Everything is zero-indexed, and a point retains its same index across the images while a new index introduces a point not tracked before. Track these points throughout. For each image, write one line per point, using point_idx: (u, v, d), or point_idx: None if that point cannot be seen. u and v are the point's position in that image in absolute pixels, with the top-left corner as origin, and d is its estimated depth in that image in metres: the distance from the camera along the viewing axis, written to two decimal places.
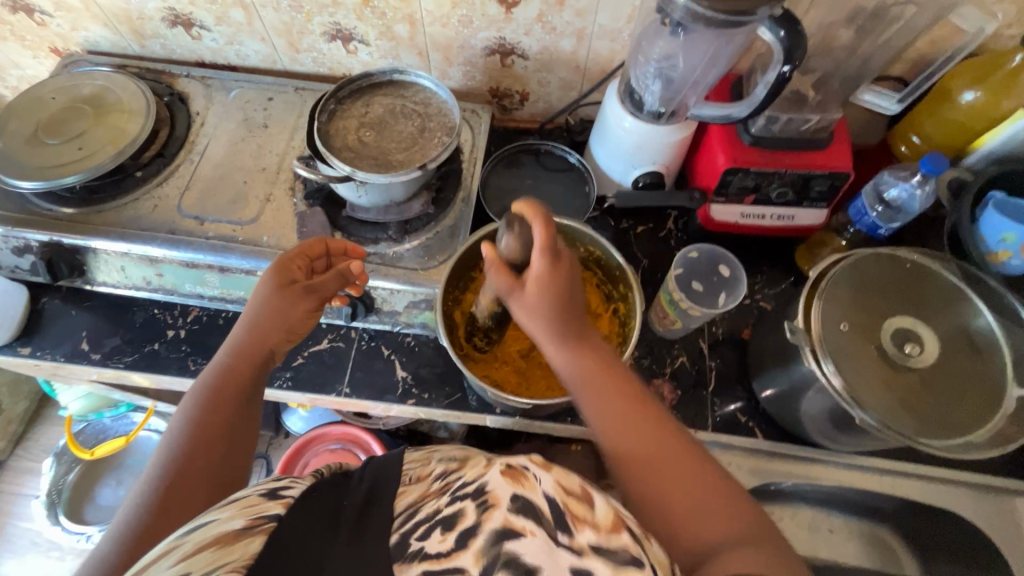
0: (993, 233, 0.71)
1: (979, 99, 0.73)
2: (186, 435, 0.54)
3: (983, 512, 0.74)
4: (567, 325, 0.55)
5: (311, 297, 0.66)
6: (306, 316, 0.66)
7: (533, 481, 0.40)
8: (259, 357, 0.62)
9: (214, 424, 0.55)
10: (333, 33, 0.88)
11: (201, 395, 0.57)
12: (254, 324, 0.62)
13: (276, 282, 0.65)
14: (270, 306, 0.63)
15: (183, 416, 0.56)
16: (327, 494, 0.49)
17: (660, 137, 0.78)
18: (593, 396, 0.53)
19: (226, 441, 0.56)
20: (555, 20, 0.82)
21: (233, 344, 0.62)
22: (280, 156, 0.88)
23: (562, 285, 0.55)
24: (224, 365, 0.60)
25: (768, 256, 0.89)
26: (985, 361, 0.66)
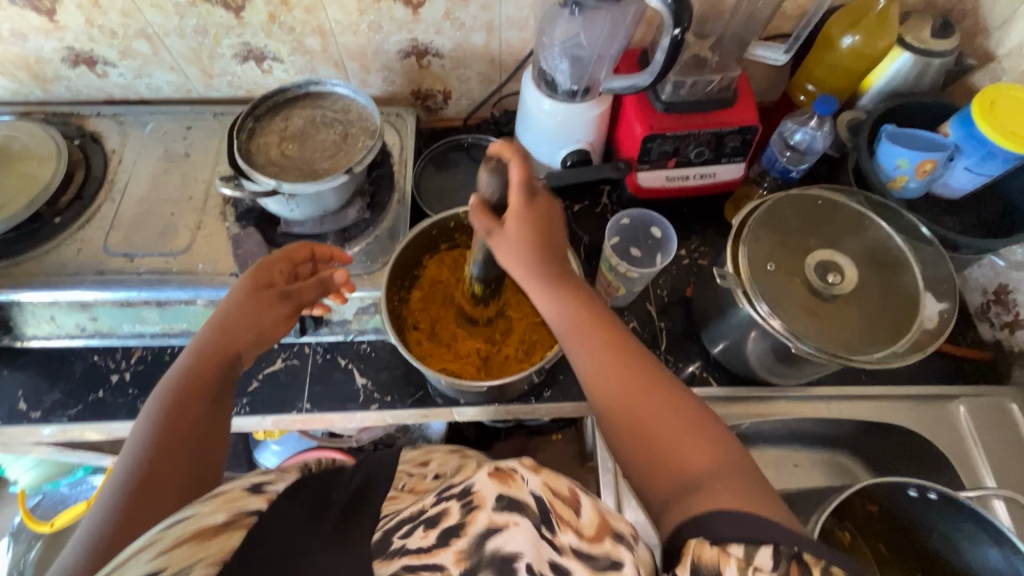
0: (889, 161, 0.76)
1: (858, 42, 0.79)
2: (153, 433, 0.51)
3: (923, 420, 0.80)
4: (545, 263, 0.57)
5: (284, 303, 0.66)
6: (281, 318, 0.65)
7: (520, 481, 0.40)
8: (227, 358, 0.59)
9: (184, 417, 0.53)
10: (244, 54, 0.87)
11: (168, 394, 0.54)
12: (222, 327, 0.61)
13: (251, 285, 0.65)
14: (242, 305, 0.63)
15: (148, 418, 0.53)
16: (319, 484, 0.48)
17: (579, 114, 0.81)
18: (579, 347, 0.54)
19: (195, 439, 0.53)
20: (462, 16, 0.84)
21: (200, 345, 0.60)
22: (207, 183, 0.86)
23: (540, 219, 0.55)
24: (190, 366, 0.57)
25: (699, 216, 0.94)
26: (897, 275, 0.71)
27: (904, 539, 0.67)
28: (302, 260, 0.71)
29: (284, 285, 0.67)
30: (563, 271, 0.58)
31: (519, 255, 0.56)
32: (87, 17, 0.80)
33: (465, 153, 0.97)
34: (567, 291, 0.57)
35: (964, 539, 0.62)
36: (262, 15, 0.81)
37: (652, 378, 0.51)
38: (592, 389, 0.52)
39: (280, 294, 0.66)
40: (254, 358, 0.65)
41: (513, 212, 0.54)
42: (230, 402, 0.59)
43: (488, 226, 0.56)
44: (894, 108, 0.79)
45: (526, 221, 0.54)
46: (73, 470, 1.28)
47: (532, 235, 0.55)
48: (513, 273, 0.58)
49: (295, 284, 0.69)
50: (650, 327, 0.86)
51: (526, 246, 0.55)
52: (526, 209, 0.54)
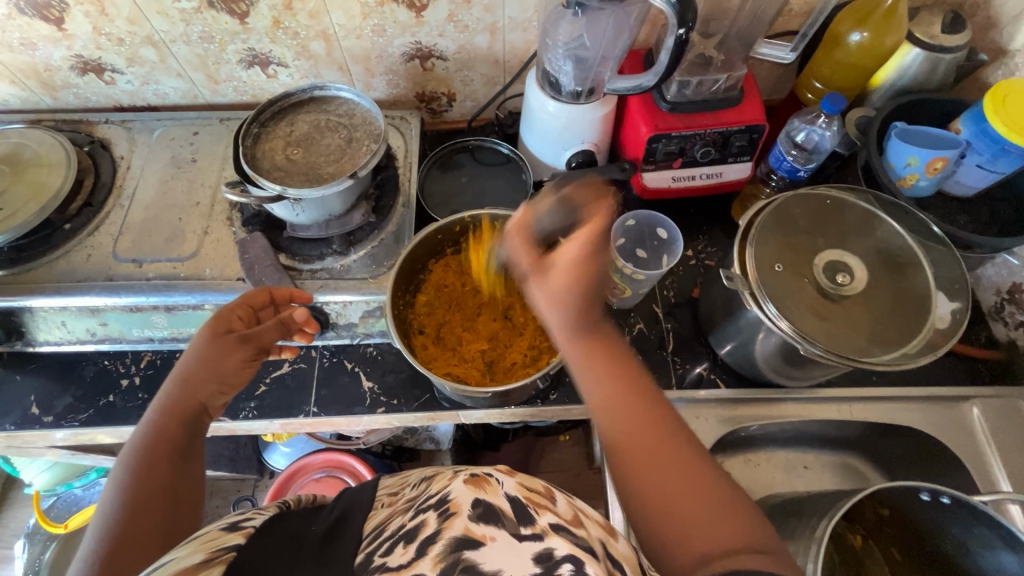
0: (899, 159, 0.75)
1: (865, 39, 0.78)
2: (124, 496, 0.49)
3: (935, 422, 0.79)
4: (586, 307, 0.53)
5: (247, 347, 0.64)
6: (245, 362, 0.63)
7: (495, 485, 0.40)
8: (189, 412, 0.57)
9: (152, 478, 0.50)
10: (249, 60, 0.88)
11: (133, 457, 0.52)
12: (184, 382, 0.58)
13: (211, 332, 0.63)
14: (202, 355, 0.60)
15: (114, 485, 0.50)
16: (295, 519, 0.48)
17: (583, 115, 0.81)
18: (604, 395, 0.50)
19: (169, 491, 0.51)
20: (466, 18, 0.84)
21: (162, 403, 0.57)
22: (214, 188, 0.87)
23: (594, 269, 0.53)
24: (153, 428, 0.54)
25: (706, 216, 0.93)
26: (908, 275, 0.70)
27: (917, 543, 0.66)
28: (261, 304, 0.69)
29: (247, 328, 0.65)
30: (599, 328, 0.54)
31: (555, 297, 0.53)
32: (94, 24, 0.81)
33: (470, 155, 0.97)
34: (587, 330, 0.53)
35: (978, 543, 0.60)
36: (266, 21, 0.82)
37: (666, 432, 0.47)
38: (617, 448, 0.48)
39: (240, 338, 0.64)
40: (218, 409, 0.63)
41: (568, 261, 0.53)
42: (201, 454, 0.57)
43: (539, 264, 0.56)
44: (904, 105, 0.78)
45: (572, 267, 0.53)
46: (87, 472, 1.30)
47: (564, 292, 0.53)
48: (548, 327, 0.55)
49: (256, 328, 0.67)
50: (656, 329, 0.86)
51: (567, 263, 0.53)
52: (580, 257, 0.53)
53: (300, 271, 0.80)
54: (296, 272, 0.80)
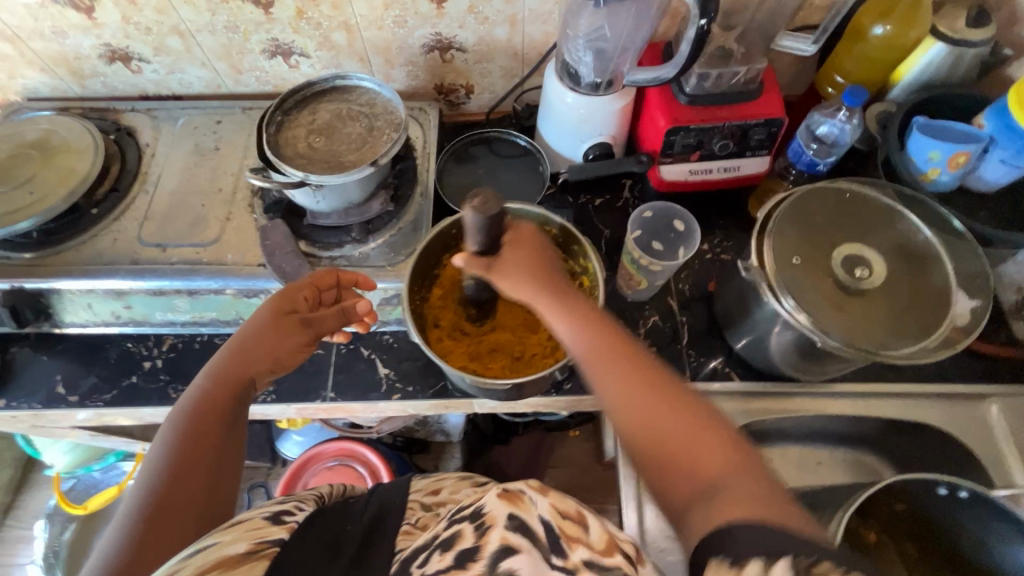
0: (920, 153, 0.74)
1: (889, 31, 0.78)
2: (172, 457, 0.50)
3: (953, 418, 0.78)
4: (552, 283, 0.58)
5: (305, 330, 0.66)
6: (298, 344, 0.65)
7: (529, 503, 0.40)
8: (242, 383, 0.59)
9: (200, 444, 0.52)
10: (272, 50, 0.89)
11: (183, 418, 0.53)
12: (239, 353, 0.60)
13: (273, 310, 0.65)
14: (263, 329, 0.63)
15: (161, 444, 0.52)
16: (336, 517, 0.49)
17: (601, 107, 0.81)
18: (605, 367, 0.51)
19: (212, 460, 0.52)
20: (486, 9, 0.84)
21: (216, 369, 0.59)
22: (236, 175, 0.88)
23: (531, 246, 0.61)
24: (203, 391, 0.56)
25: (723, 211, 0.93)
26: (928, 270, 0.70)
27: (931, 539, 0.66)
28: (326, 286, 0.71)
29: (307, 312, 0.68)
30: (578, 298, 0.58)
31: (524, 278, 0.59)
32: (123, 14, 0.83)
33: (487, 147, 0.98)
34: (581, 317, 0.55)
35: (996, 540, 0.60)
36: (290, 11, 0.83)
37: (676, 399, 0.47)
38: (616, 414, 0.49)
39: (301, 321, 0.66)
40: (265, 385, 0.64)
41: (522, 237, 0.62)
42: (246, 424, 0.58)
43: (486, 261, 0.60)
44: (924, 100, 0.78)
45: (522, 245, 0.61)
46: (105, 455, 1.33)
47: (524, 269, 0.59)
48: (521, 299, 0.59)
49: (316, 312, 0.69)
50: (671, 322, 0.86)
51: (525, 267, 0.59)
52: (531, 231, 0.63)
53: (319, 259, 0.81)
54: (315, 260, 0.81)
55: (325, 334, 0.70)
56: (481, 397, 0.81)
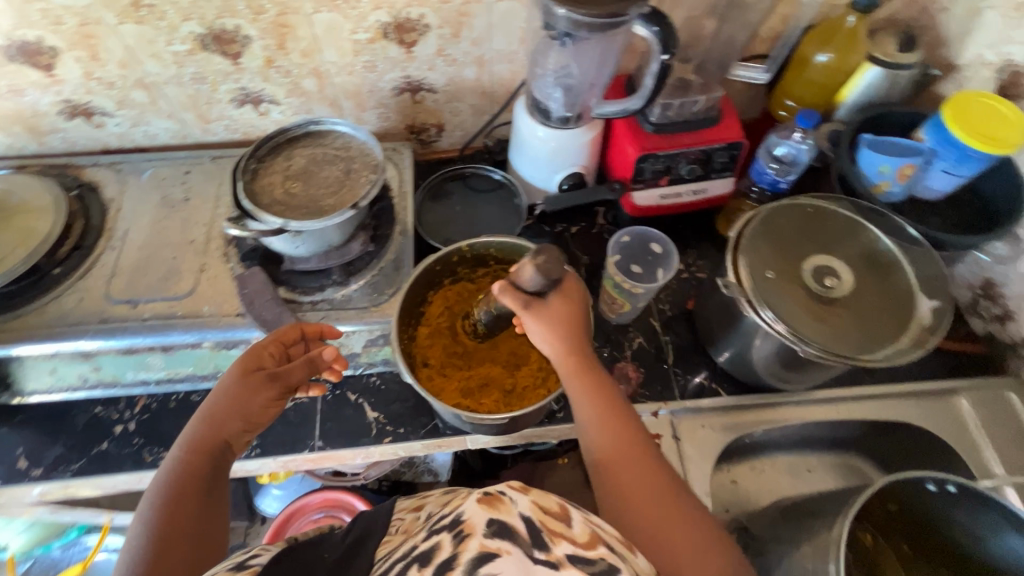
0: (871, 167, 0.80)
1: (830, 58, 0.84)
2: (151, 534, 0.51)
3: (930, 415, 0.81)
4: (582, 348, 0.63)
5: (272, 385, 0.62)
6: (271, 399, 0.61)
7: (509, 505, 0.40)
8: (216, 450, 0.58)
9: (177, 522, 0.52)
10: (241, 98, 0.89)
11: (159, 492, 0.54)
12: (210, 427, 0.58)
13: (239, 370, 0.61)
14: (229, 393, 0.59)
15: (141, 522, 0.52)
16: (315, 546, 0.51)
17: (572, 140, 0.84)
18: (605, 435, 0.58)
19: (196, 536, 0.52)
20: (454, 52, 0.87)
21: (196, 437, 0.57)
22: (208, 225, 0.86)
23: (569, 304, 0.63)
24: (179, 464, 0.56)
25: (695, 231, 0.96)
26: (892, 276, 0.74)
27: (927, 538, 0.67)
28: (292, 341, 0.67)
29: (275, 367, 0.64)
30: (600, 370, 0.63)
31: (550, 321, 0.61)
32: (85, 69, 0.81)
33: (462, 183, 0.99)
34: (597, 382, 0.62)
35: (985, 529, 0.61)
36: (259, 60, 0.83)
37: (661, 478, 0.55)
38: (607, 476, 0.57)
39: (268, 376, 0.62)
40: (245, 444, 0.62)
41: (567, 283, 0.64)
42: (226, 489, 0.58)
43: (529, 298, 0.60)
44: (869, 119, 0.84)
45: (563, 297, 0.63)
46: (66, 531, 1.23)
47: (558, 319, 0.62)
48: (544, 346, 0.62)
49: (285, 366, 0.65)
50: (655, 342, 0.87)
51: (567, 310, 0.63)
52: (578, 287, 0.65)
53: (300, 304, 0.80)
54: (297, 305, 0.80)
55: (296, 387, 0.65)
56: (475, 433, 0.80)
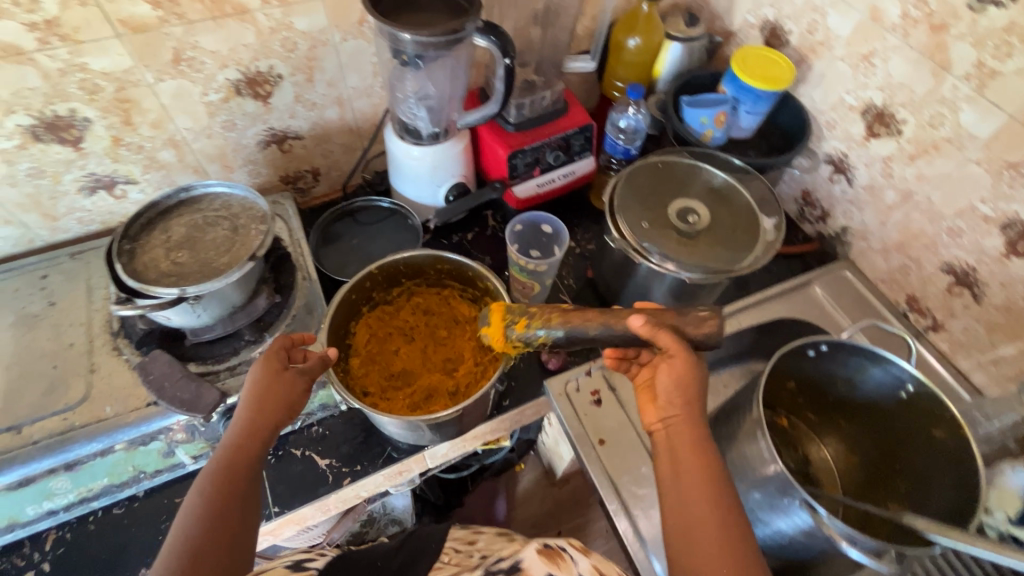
0: (695, 120, 0.96)
1: (639, 42, 1.00)
2: (200, 517, 0.54)
3: (797, 306, 0.98)
4: (696, 428, 0.60)
5: (304, 378, 0.67)
6: (298, 394, 0.65)
7: (560, 562, 0.65)
8: (260, 439, 0.61)
9: (228, 499, 0.56)
10: (92, 185, 0.84)
11: (210, 476, 0.57)
12: (250, 423, 0.61)
13: (274, 365, 0.65)
14: (266, 383, 0.63)
15: (191, 502, 0.56)
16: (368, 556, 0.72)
17: (446, 152, 0.90)
18: (686, 503, 0.56)
19: (235, 520, 0.56)
20: (312, 96, 0.90)
21: (242, 425, 0.61)
22: (86, 323, 0.79)
23: (697, 381, 0.61)
24: (230, 450, 0.59)
25: (575, 210, 1.07)
26: (736, 201, 0.89)
27: (824, 399, 0.81)
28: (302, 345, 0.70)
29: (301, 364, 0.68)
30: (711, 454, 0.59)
31: (677, 383, 0.60)
32: None
33: (351, 219, 1.01)
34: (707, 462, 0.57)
35: (857, 373, 0.74)
36: (105, 141, 0.79)
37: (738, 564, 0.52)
38: (680, 538, 0.55)
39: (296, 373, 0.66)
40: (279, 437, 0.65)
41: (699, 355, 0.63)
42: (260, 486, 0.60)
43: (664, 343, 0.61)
44: (684, 84, 1.01)
45: (696, 373, 0.61)
46: None
47: (678, 387, 0.60)
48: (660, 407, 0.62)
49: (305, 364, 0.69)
50: None
51: (690, 389, 0.60)
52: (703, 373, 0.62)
53: (217, 373, 0.76)
54: (214, 376, 0.76)
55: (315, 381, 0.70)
56: (432, 446, 0.83)
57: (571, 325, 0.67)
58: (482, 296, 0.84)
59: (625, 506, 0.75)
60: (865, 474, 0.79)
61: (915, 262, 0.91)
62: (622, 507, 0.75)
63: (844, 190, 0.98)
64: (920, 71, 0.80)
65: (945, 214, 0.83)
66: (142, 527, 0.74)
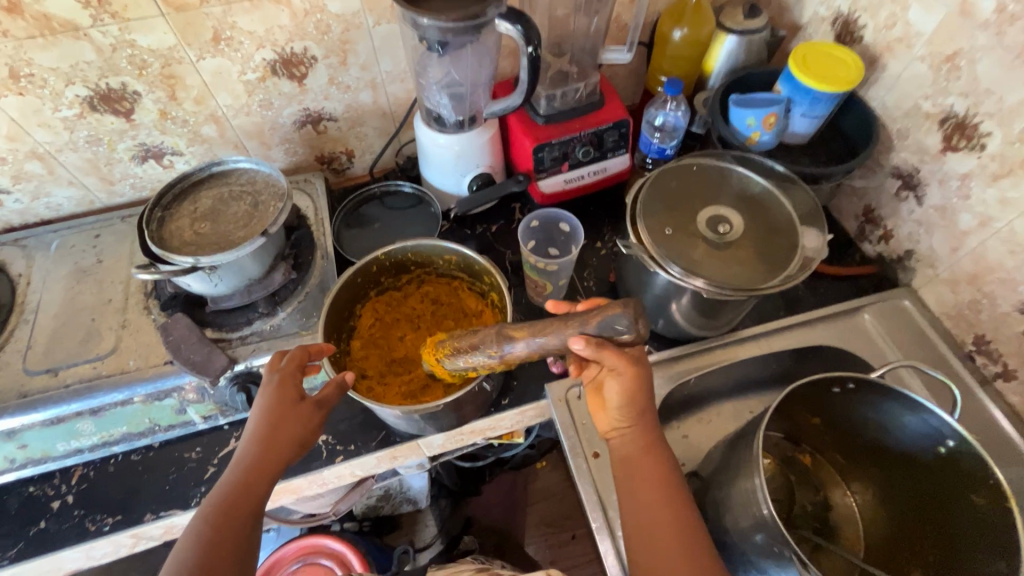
0: (741, 121, 0.87)
1: (685, 33, 0.93)
2: (192, 563, 0.54)
3: (840, 333, 0.88)
4: (647, 430, 0.65)
5: (318, 412, 0.66)
6: (306, 430, 0.64)
7: None
8: (267, 473, 0.61)
9: (230, 529, 0.57)
10: (142, 154, 0.90)
11: (213, 507, 0.58)
12: (256, 462, 0.61)
13: (287, 396, 0.65)
14: (278, 415, 0.63)
15: (191, 533, 0.56)
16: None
17: (469, 141, 0.89)
18: (631, 498, 0.63)
19: (239, 552, 0.57)
20: (346, 79, 0.91)
21: (247, 462, 0.61)
22: (124, 282, 0.85)
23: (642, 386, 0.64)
24: (235, 482, 0.60)
25: (606, 210, 1.02)
26: (776, 212, 0.81)
27: (853, 442, 0.72)
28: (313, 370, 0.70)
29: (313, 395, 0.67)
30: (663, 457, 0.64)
31: (627, 393, 0.64)
32: None
33: (379, 202, 1.03)
34: (655, 462, 0.64)
35: (890, 419, 0.66)
36: (153, 114, 0.85)
37: None
38: (637, 538, 0.61)
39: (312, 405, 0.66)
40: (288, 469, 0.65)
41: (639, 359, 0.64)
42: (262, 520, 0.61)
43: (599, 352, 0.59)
44: (735, 81, 0.92)
45: (643, 382, 0.64)
46: None
47: (624, 396, 0.64)
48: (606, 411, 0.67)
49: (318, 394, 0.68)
50: None
51: (635, 398, 0.64)
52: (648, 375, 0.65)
53: (229, 341, 0.80)
54: (226, 343, 0.80)
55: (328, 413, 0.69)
56: (426, 436, 0.83)
57: (505, 338, 0.63)
58: (489, 291, 0.83)
59: (608, 525, 0.72)
60: (891, 530, 0.70)
61: (988, 298, 0.78)
62: (605, 526, 0.72)
63: (912, 209, 0.87)
64: (1013, 76, 0.68)
65: None
66: (153, 476, 0.80)
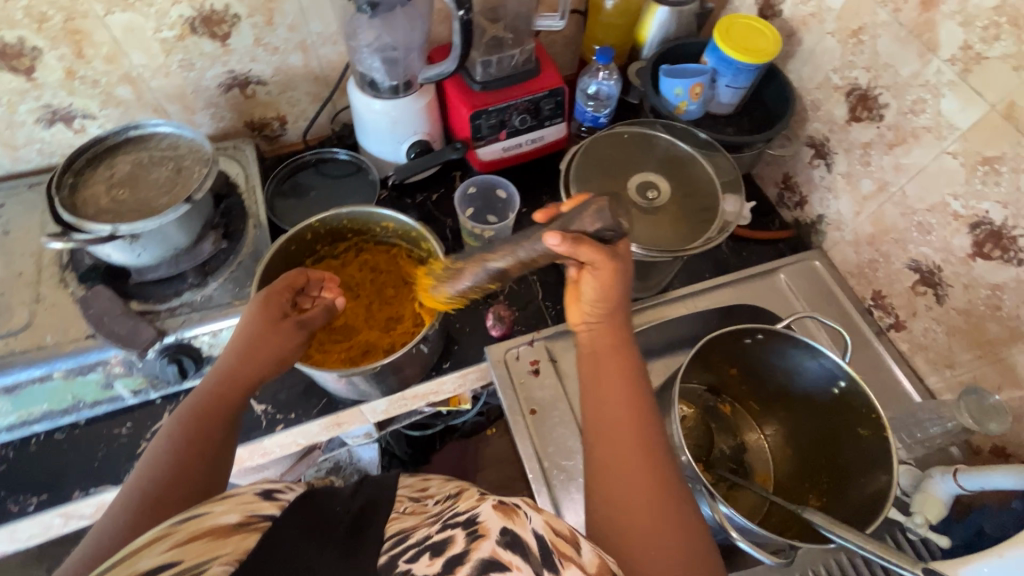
0: (669, 91, 0.90)
1: (617, 2, 0.95)
2: (167, 459, 0.54)
3: (758, 292, 0.95)
4: (617, 341, 0.60)
5: (302, 331, 0.67)
6: (288, 348, 0.64)
7: (523, 517, 0.43)
8: (246, 385, 0.61)
9: (205, 430, 0.57)
10: (49, 117, 0.84)
11: (188, 412, 0.58)
12: (233, 372, 0.61)
13: (270, 314, 0.65)
14: (260, 330, 0.63)
15: (165, 435, 0.57)
16: (328, 497, 0.47)
17: (405, 107, 0.88)
18: (596, 404, 0.57)
19: (213, 452, 0.56)
20: (273, 40, 0.87)
21: (224, 372, 0.61)
22: (36, 254, 0.80)
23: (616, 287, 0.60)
24: (211, 390, 0.60)
25: (544, 178, 1.04)
26: (701, 177, 0.85)
27: (763, 389, 0.80)
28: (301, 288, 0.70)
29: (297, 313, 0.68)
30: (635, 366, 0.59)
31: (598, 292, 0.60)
32: None
33: (314, 170, 1.00)
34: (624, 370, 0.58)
35: (794, 365, 0.73)
36: (58, 73, 0.79)
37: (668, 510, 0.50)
38: (597, 441, 0.55)
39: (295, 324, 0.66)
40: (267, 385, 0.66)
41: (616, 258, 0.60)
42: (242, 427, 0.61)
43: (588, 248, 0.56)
44: (666, 52, 0.95)
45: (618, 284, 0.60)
46: None
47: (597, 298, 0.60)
48: (579, 319, 0.63)
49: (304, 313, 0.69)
50: (524, 280, 0.93)
51: (605, 299, 0.60)
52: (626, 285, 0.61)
53: (157, 313, 0.77)
54: (154, 315, 0.77)
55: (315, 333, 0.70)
56: (369, 402, 0.83)
57: (485, 260, 0.65)
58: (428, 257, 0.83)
59: (543, 476, 0.77)
60: (794, 466, 0.78)
61: (885, 257, 0.87)
62: (541, 476, 0.77)
63: (824, 176, 0.93)
64: (906, 51, 0.74)
65: (917, 207, 0.79)
66: (80, 454, 0.78)
